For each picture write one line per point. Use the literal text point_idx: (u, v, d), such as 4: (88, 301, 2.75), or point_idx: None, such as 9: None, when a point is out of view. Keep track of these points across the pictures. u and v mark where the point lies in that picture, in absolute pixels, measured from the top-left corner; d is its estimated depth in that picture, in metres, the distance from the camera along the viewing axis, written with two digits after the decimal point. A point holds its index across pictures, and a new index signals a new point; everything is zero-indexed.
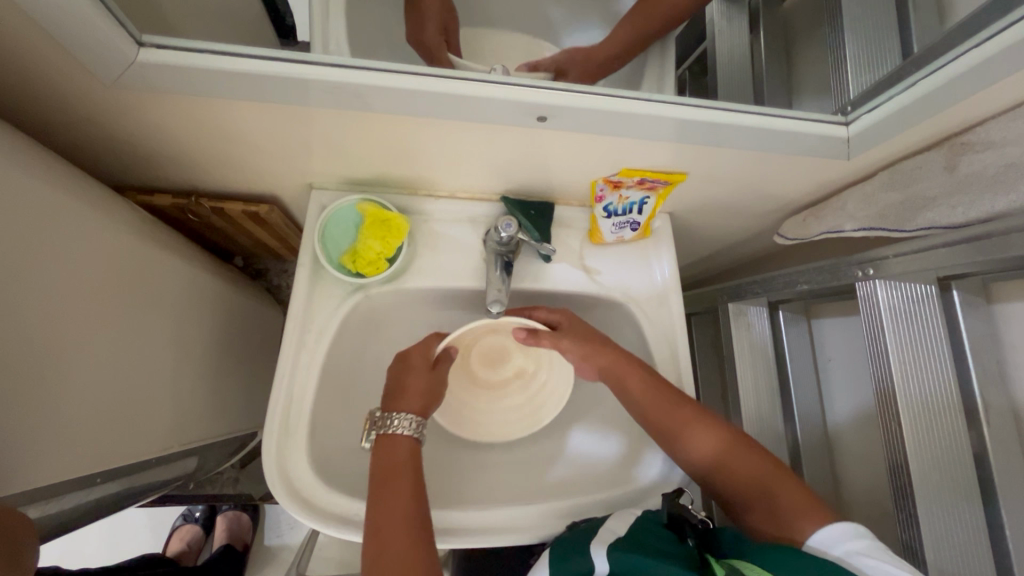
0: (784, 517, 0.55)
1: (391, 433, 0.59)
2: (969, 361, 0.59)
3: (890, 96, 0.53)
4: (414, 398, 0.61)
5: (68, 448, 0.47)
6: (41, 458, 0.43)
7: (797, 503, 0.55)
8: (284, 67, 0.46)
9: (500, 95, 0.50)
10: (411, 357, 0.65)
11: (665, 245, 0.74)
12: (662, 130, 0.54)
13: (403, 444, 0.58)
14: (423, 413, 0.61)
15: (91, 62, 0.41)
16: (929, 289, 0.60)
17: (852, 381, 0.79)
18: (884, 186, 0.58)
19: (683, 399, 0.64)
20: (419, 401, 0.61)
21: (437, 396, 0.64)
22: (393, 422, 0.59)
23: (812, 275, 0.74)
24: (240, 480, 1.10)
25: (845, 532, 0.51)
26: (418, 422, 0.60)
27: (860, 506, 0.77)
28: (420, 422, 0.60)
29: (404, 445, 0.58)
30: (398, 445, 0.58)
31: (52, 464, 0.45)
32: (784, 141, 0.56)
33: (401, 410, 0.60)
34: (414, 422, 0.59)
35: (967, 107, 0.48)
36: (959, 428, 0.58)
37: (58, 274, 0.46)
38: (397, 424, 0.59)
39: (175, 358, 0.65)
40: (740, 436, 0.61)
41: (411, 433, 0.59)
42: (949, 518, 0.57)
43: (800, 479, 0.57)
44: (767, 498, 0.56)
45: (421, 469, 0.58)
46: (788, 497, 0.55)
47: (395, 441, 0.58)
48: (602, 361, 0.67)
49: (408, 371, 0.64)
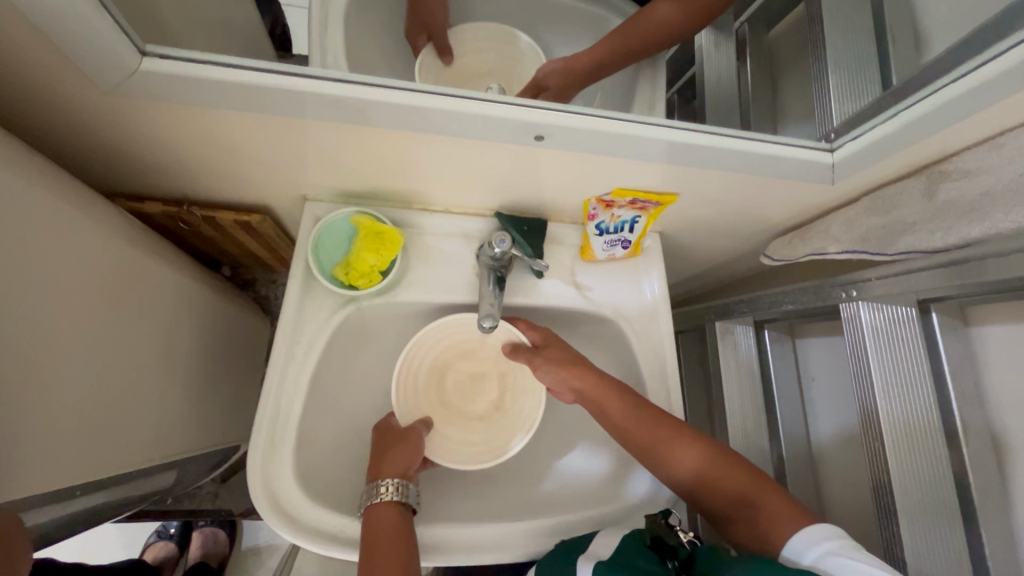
0: (763, 525, 0.55)
1: (377, 504, 0.57)
2: (948, 382, 0.60)
3: (873, 125, 0.55)
4: (395, 464, 0.61)
5: (47, 459, 0.45)
6: (20, 468, 0.42)
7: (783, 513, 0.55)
8: (286, 80, 0.46)
9: (499, 114, 0.51)
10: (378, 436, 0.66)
11: (655, 262, 0.75)
12: (654, 151, 0.55)
13: (391, 511, 0.57)
14: (406, 476, 0.60)
15: (94, 70, 0.41)
16: (910, 311, 0.62)
17: (837, 400, 0.81)
18: (865, 212, 0.60)
19: (665, 419, 0.64)
20: (400, 465, 0.61)
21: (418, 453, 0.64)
22: (380, 489, 0.58)
23: (797, 296, 0.76)
24: (220, 494, 1.08)
25: (819, 536, 0.50)
26: (404, 484, 0.59)
27: (843, 524, 0.78)
28: (405, 484, 0.59)
29: (392, 512, 0.57)
30: (385, 515, 0.57)
31: (31, 475, 0.44)
32: (772, 165, 0.58)
33: (385, 476, 0.60)
34: (399, 485, 0.59)
35: (945, 138, 0.50)
36: (939, 449, 0.59)
37: (45, 279, 0.45)
38: (382, 489, 0.58)
39: (160, 367, 0.64)
40: (722, 452, 0.61)
41: (394, 496, 0.58)
42: (929, 537, 0.58)
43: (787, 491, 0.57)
44: (749, 509, 0.57)
45: (408, 532, 0.56)
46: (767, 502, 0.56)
47: (380, 511, 0.57)
48: (581, 386, 0.68)
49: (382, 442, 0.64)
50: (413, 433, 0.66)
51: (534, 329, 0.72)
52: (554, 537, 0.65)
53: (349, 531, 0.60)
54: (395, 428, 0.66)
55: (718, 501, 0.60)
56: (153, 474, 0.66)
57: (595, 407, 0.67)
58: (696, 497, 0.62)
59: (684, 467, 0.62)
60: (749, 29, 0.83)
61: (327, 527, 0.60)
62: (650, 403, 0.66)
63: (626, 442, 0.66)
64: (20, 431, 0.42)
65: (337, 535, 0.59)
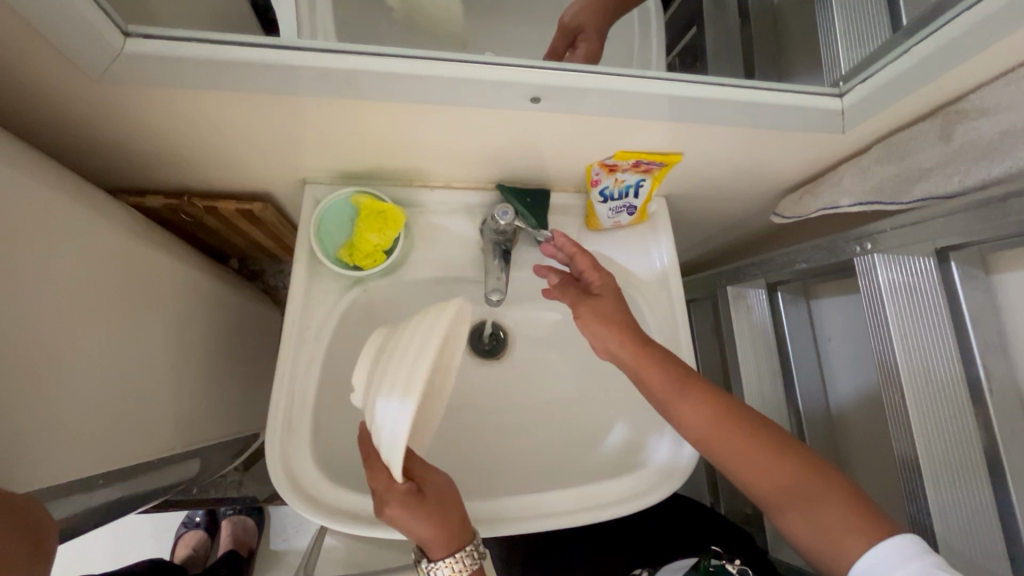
0: (830, 527, 0.52)
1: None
2: (968, 330, 0.59)
3: (883, 65, 0.53)
4: (444, 531, 0.55)
5: (65, 453, 0.46)
6: (40, 462, 0.43)
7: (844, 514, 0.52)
8: (272, 54, 0.45)
9: (496, 78, 0.49)
10: (395, 514, 0.54)
11: (662, 229, 0.74)
12: (655, 108, 0.53)
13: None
14: (462, 539, 0.56)
15: (79, 55, 0.40)
16: (927, 263, 0.60)
17: (857, 358, 0.80)
18: (879, 160, 0.58)
19: (707, 388, 0.60)
20: (453, 530, 0.56)
21: (441, 495, 0.56)
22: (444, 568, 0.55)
23: (810, 253, 0.74)
24: (245, 483, 1.07)
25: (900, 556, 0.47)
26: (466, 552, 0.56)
27: (867, 482, 0.78)
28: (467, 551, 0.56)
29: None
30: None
31: (51, 466, 0.44)
32: (780, 117, 0.56)
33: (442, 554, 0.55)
34: (466, 555, 0.55)
35: (962, 76, 0.48)
36: (961, 400, 0.58)
37: (51, 274, 0.45)
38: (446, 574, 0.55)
39: (173, 359, 0.64)
40: (771, 435, 0.57)
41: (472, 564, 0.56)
42: (955, 490, 0.58)
43: (846, 482, 0.54)
44: (807, 504, 0.53)
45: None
46: (846, 513, 0.51)
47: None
48: (619, 349, 0.62)
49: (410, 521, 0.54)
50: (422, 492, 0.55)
51: (598, 271, 0.66)
52: (573, 512, 0.64)
53: (371, 510, 0.61)
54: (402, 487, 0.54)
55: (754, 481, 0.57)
56: (174, 464, 0.66)
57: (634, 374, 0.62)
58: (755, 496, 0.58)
59: (703, 430, 0.59)
60: None
61: (349, 506, 0.60)
62: (691, 371, 0.62)
63: (666, 412, 0.61)
64: (37, 426, 0.42)
65: (359, 514, 0.60)
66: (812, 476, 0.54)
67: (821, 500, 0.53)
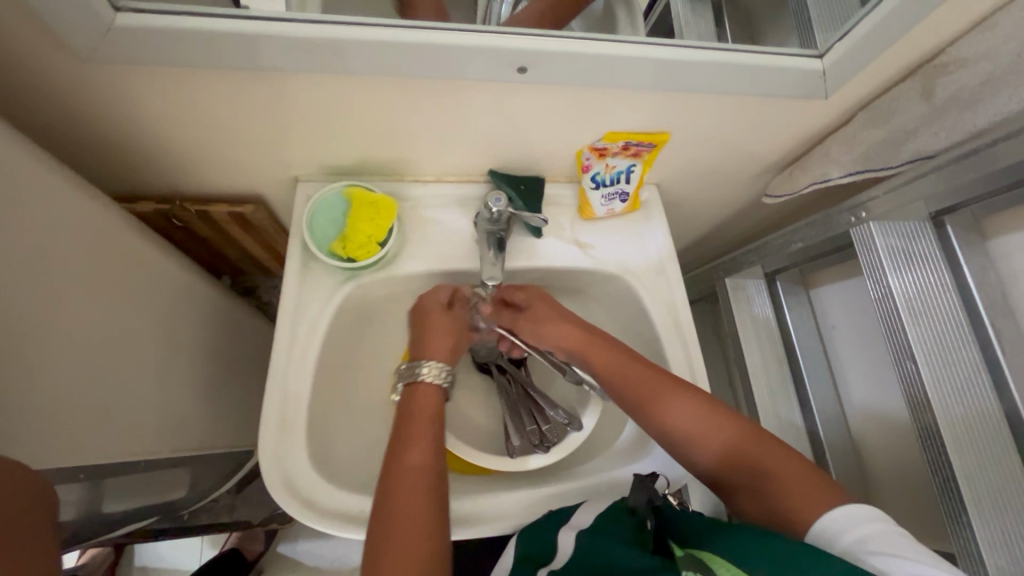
0: (783, 494, 0.50)
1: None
2: (973, 291, 0.59)
3: (860, 18, 0.53)
4: (415, 522, 0.48)
5: (34, 442, 0.43)
6: (2, 450, 0.40)
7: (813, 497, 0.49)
8: (260, 23, 0.45)
9: (481, 45, 0.50)
10: (406, 485, 0.51)
11: (656, 216, 0.74)
12: (638, 77, 0.54)
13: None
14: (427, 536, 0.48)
15: (69, 28, 0.40)
16: (921, 226, 0.62)
17: (862, 342, 0.78)
18: (863, 126, 0.59)
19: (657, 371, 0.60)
20: (423, 524, 0.48)
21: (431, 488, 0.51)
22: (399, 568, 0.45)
23: (806, 232, 0.74)
24: (238, 506, 1.00)
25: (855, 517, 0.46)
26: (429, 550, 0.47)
27: (886, 469, 0.75)
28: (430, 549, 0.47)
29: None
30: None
31: (14, 454, 0.42)
32: (762, 84, 0.57)
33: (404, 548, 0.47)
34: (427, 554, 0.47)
35: (937, 29, 0.49)
36: (974, 360, 0.58)
37: (28, 253, 0.44)
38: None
39: (161, 362, 0.62)
40: (723, 412, 0.56)
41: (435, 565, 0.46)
42: (978, 453, 0.56)
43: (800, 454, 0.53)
44: (761, 474, 0.52)
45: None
46: (796, 477, 0.50)
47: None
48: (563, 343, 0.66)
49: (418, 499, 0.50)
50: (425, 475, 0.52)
51: (524, 289, 0.70)
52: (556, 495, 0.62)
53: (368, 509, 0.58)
54: (414, 460, 0.52)
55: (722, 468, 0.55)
56: (156, 473, 0.63)
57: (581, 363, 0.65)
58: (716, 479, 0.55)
59: (674, 417, 0.56)
60: None
61: (345, 506, 0.57)
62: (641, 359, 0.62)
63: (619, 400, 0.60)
64: (3, 410, 0.40)
65: (356, 513, 0.57)
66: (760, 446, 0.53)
67: (770, 468, 0.51)
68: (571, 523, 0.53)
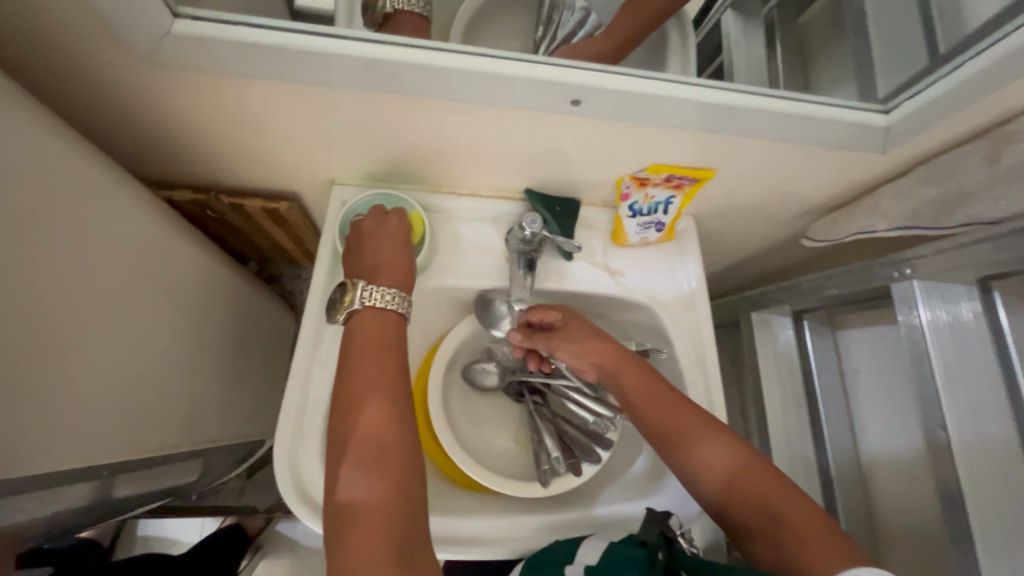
0: (796, 550, 0.50)
1: None
2: (1016, 364, 0.56)
3: (928, 83, 0.52)
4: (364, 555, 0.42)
5: (49, 437, 0.43)
6: (21, 442, 0.41)
7: (809, 537, 0.50)
8: (318, 41, 0.45)
9: (535, 75, 0.49)
10: (364, 516, 0.45)
11: (691, 248, 0.73)
12: (689, 115, 0.53)
13: None
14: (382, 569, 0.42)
15: (126, 31, 0.40)
16: (970, 289, 0.60)
17: (888, 397, 0.75)
18: (920, 183, 0.57)
19: (682, 401, 0.60)
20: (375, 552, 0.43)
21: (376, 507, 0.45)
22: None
23: (843, 279, 0.71)
24: (246, 490, 1.08)
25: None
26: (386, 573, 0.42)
27: (899, 527, 0.73)
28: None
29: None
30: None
31: (33, 447, 0.42)
32: (817, 131, 0.55)
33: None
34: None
35: (1009, 96, 0.47)
36: (1009, 435, 0.55)
37: (62, 248, 0.44)
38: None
39: (184, 352, 0.63)
40: (747, 453, 0.56)
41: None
42: (1003, 532, 0.54)
43: (824, 514, 0.52)
44: (782, 527, 0.51)
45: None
46: (813, 531, 0.50)
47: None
48: (596, 358, 0.64)
49: (371, 529, 0.44)
50: (360, 504, 0.45)
51: (552, 309, 0.66)
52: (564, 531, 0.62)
53: None
54: (349, 486, 0.47)
55: (724, 506, 0.55)
56: (166, 463, 0.64)
57: (610, 381, 0.64)
58: (733, 525, 0.55)
59: (704, 457, 0.56)
60: (780, 16, 0.79)
61: None
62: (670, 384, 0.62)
63: (644, 431, 0.60)
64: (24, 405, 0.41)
65: None
66: (784, 497, 0.53)
67: (791, 519, 0.51)
68: (577, 560, 0.53)
